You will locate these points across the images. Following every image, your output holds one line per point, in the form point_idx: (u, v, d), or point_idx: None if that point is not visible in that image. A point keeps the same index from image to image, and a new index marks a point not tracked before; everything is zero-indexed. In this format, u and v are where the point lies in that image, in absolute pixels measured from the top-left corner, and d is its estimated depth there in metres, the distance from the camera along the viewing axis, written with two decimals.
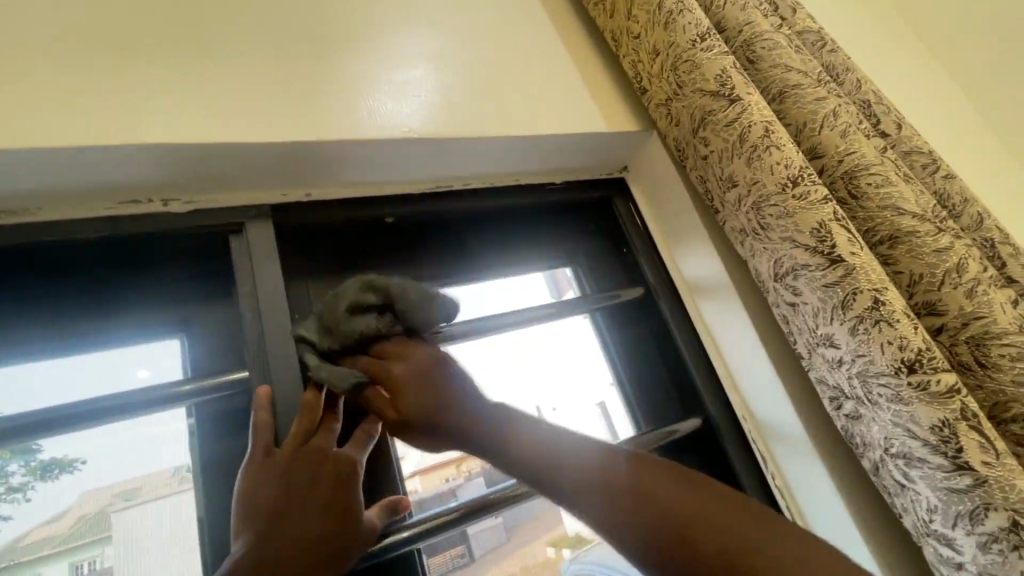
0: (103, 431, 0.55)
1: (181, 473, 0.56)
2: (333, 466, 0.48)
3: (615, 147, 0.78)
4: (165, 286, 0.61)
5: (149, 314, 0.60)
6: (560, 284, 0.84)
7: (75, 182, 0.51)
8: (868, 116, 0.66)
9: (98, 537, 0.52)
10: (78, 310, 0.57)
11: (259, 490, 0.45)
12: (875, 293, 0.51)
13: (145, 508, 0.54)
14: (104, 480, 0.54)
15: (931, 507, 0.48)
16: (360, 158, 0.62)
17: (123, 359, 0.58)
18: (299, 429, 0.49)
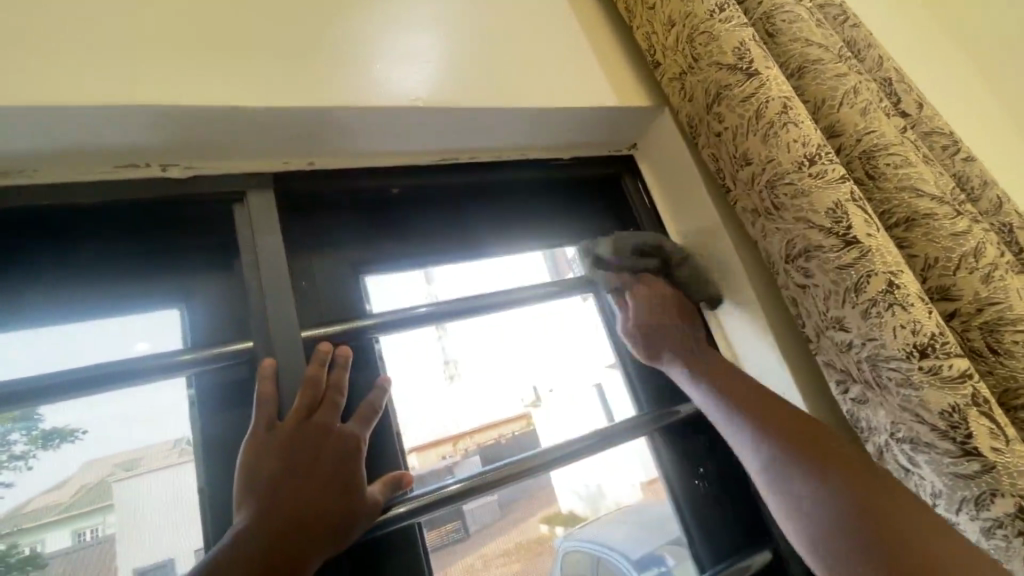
0: (103, 401, 0.54)
1: (181, 446, 0.55)
2: (337, 440, 0.49)
3: (626, 123, 0.76)
4: (164, 255, 0.60)
5: (149, 284, 0.59)
6: (561, 264, 0.81)
7: (73, 144, 0.50)
8: (889, 93, 0.64)
9: (99, 505, 0.52)
10: (75, 277, 0.56)
11: (264, 463, 0.45)
12: (890, 276, 0.50)
13: (144, 479, 0.54)
14: (106, 450, 0.54)
15: (936, 492, 0.49)
16: (365, 127, 0.60)
17: (122, 329, 0.57)
18: (304, 404, 0.49)
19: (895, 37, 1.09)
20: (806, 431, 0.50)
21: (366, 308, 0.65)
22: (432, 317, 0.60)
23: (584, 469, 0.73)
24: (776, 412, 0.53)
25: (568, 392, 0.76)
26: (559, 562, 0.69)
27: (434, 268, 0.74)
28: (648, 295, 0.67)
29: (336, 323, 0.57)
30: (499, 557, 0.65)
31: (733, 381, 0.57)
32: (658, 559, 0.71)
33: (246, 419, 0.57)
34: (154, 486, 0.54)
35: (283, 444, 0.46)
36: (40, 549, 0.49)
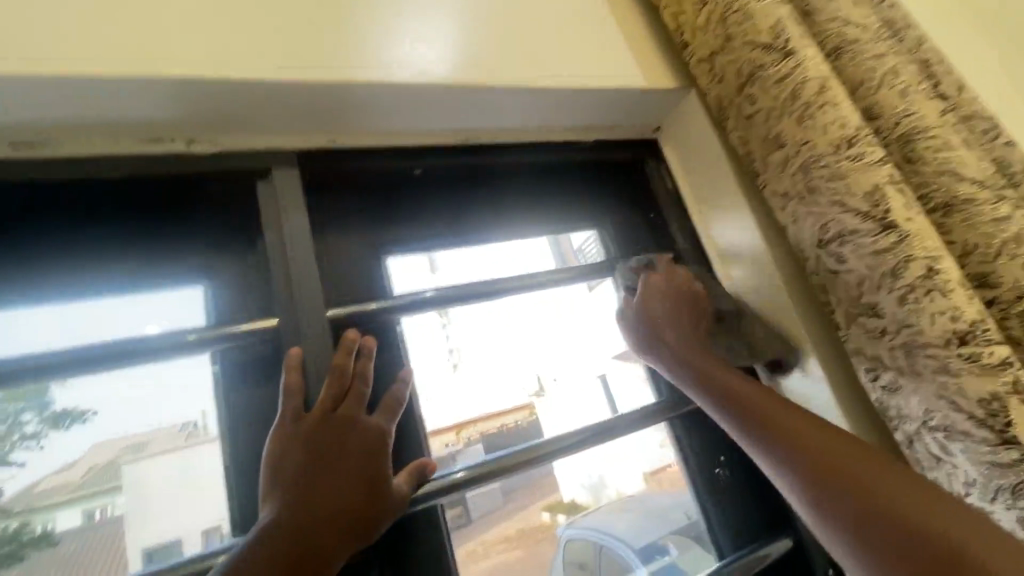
0: (114, 384, 0.55)
1: (188, 430, 0.56)
2: (361, 433, 0.48)
3: (651, 105, 0.74)
4: (183, 235, 0.59)
5: (165, 263, 0.58)
6: (565, 252, 0.80)
7: (98, 117, 0.49)
8: (928, 75, 0.62)
9: (107, 486, 0.53)
10: (92, 255, 0.55)
11: (290, 457, 0.45)
12: (929, 261, 0.49)
13: (152, 462, 0.55)
14: (115, 432, 0.54)
15: (969, 481, 0.48)
16: (390, 104, 0.60)
17: (134, 311, 0.57)
18: (328, 396, 0.48)
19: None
20: (822, 440, 0.45)
21: (388, 289, 0.65)
22: (442, 300, 0.59)
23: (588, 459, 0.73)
24: (791, 420, 0.47)
25: (571, 382, 0.75)
26: (559, 552, 0.69)
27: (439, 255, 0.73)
28: (660, 287, 0.63)
29: (361, 304, 0.56)
30: (516, 537, 0.67)
31: (729, 383, 0.52)
32: (662, 548, 0.71)
33: (269, 398, 0.56)
34: (167, 467, 0.55)
35: (309, 438, 0.46)
36: (50, 528, 0.50)
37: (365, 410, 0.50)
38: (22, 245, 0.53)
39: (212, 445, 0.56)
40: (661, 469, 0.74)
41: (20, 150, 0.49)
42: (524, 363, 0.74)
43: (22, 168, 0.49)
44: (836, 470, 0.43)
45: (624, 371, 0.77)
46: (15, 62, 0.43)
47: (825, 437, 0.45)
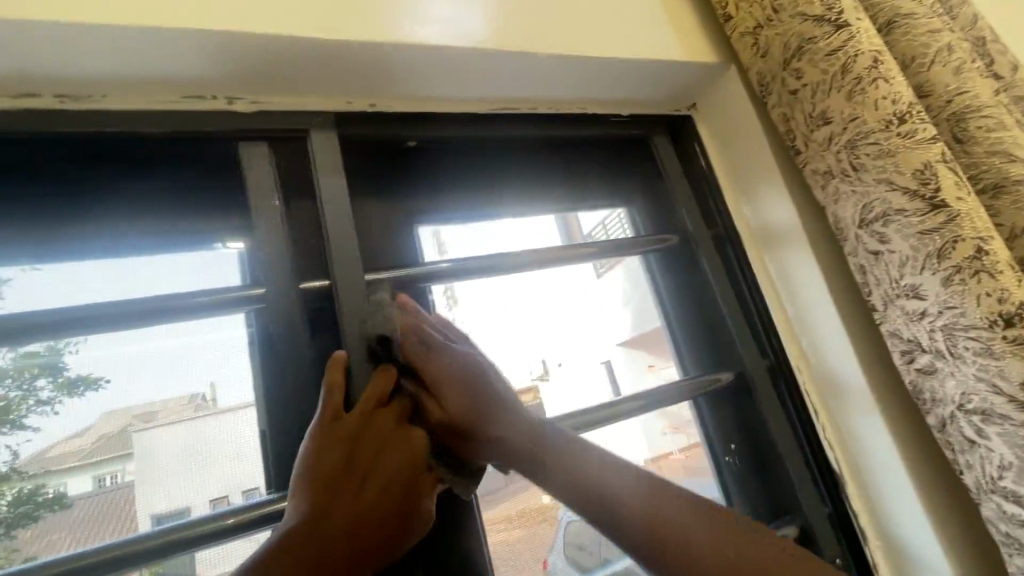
0: (128, 351, 0.53)
1: (197, 400, 0.55)
2: (400, 441, 0.47)
3: (691, 80, 0.73)
4: (210, 197, 0.59)
5: (185, 226, 0.57)
6: (572, 230, 0.79)
7: (146, 72, 0.49)
8: (982, 54, 0.61)
9: (119, 452, 0.52)
10: (117, 214, 0.55)
11: (326, 455, 0.44)
12: (978, 242, 0.48)
13: (166, 430, 0.53)
14: (127, 400, 0.53)
15: (1004, 464, 0.47)
16: (431, 68, 0.59)
17: (147, 275, 0.56)
18: (373, 397, 0.48)
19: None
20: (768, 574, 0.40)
21: (418, 256, 0.65)
22: (460, 271, 0.59)
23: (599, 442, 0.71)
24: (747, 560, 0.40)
25: (575, 366, 0.73)
26: (560, 533, 0.68)
27: (445, 230, 0.70)
28: (429, 363, 0.49)
29: (401, 269, 0.57)
30: (533, 510, 0.66)
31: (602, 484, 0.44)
32: None
33: None
34: (179, 434, 0.54)
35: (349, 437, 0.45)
36: (63, 491, 0.49)
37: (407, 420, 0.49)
38: (58, 201, 0.53)
39: (228, 413, 0.55)
40: (662, 457, 0.73)
41: (65, 101, 0.49)
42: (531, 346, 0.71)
43: (71, 119, 0.49)
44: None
45: (626, 357, 0.77)
46: (73, 9, 0.43)
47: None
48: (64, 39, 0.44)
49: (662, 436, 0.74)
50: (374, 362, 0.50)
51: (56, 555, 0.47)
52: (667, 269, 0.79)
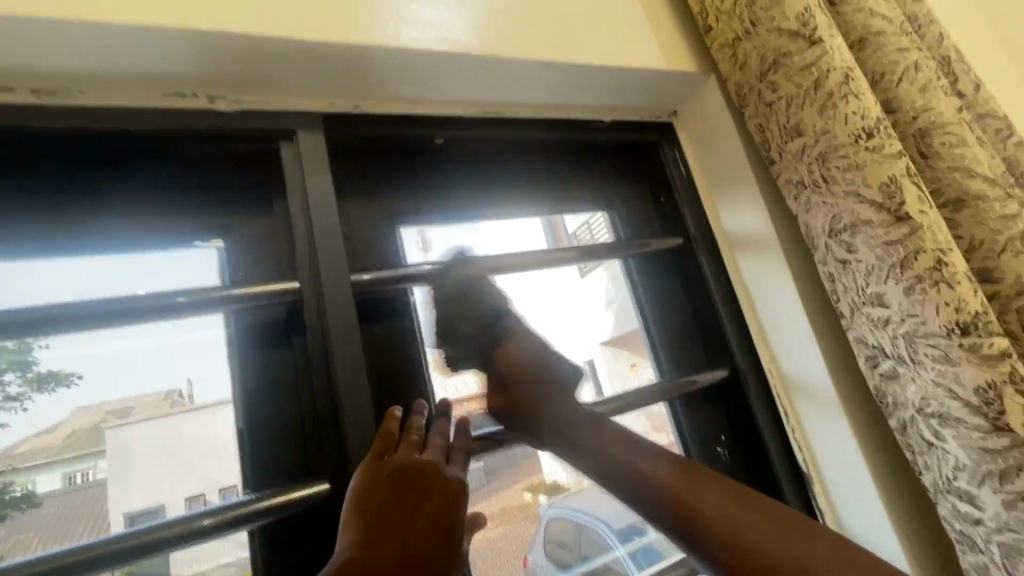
0: (101, 348, 0.53)
1: (172, 397, 0.55)
2: (443, 492, 0.46)
3: (672, 89, 0.75)
4: (186, 195, 0.58)
5: (164, 224, 0.56)
6: (557, 232, 0.80)
7: (126, 68, 0.49)
8: (948, 72, 0.64)
9: (91, 450, 0.51)
10: (90, 210, 0.54)
11: (375, 490, 0.43)
12: (939, 254, 0.50)
13: (139, 428, 0.53)
14: (100, 397, 0.52)
15: (958, 465, 0.50)
16: (415, 71, 0.59)
17: (121, 273, 0.55)
18: (412, 444, 0.48)
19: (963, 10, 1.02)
20: (753, 526, 0.46)
21: (402, 257, 0.66)
22: (446, 275, 0.59)
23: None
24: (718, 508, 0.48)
25: None
26: (542, 529, 0.69)
27: (429, 231, 0.71)
28: (506, 344, 0.59)
29: (387, 270, 0.57)
30: (513, 509, 0.67)
31: (628, 456, 0.52)
32: (640, 529, 0.73)
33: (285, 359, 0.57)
34: (153, 432, 0.54)
35: (389, 479, 0.44)
36: (31, 490, 0.49)
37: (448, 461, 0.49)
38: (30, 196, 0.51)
39: (203, 411, 0.55)
40: None
41: (41, 95, 0.48)
42: None
43: (48, 114, 0.48)
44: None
45: (608, 358, 0.79)
46: (52, 4, 0.42)
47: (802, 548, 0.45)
48: (42, 34, 0.43)
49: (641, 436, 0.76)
50: (357, 360, 0.50)
51: (22, 556, 0.47)
52: (649, 272, 0.81)
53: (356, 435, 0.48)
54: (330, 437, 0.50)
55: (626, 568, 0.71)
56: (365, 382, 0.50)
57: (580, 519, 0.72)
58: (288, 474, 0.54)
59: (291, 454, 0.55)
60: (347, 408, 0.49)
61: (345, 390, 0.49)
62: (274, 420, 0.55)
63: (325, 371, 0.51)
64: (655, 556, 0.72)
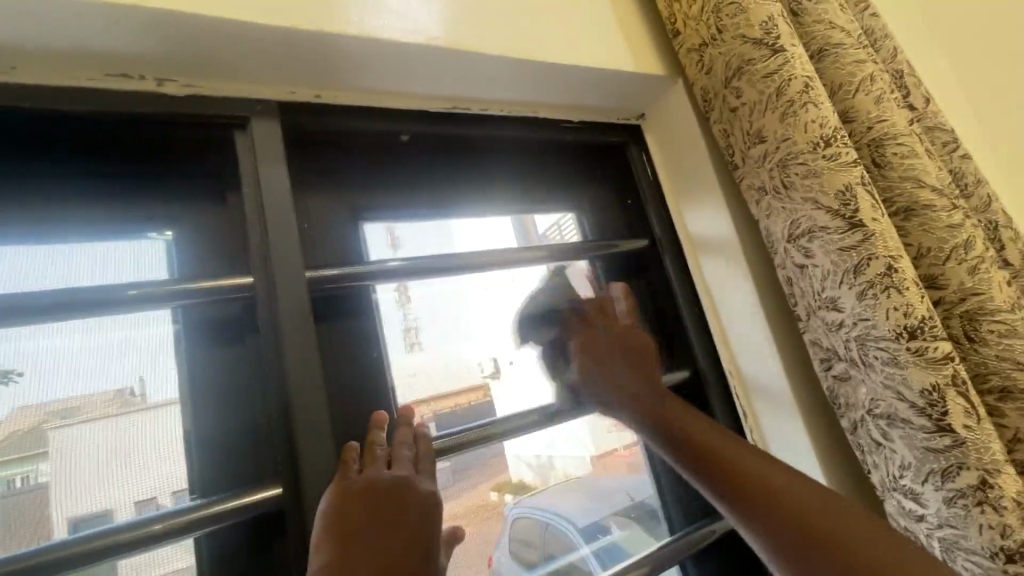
0: (43, 343, 0.49)
1: (125, 397, 0.51)
2: (419, 502, 0.45)
3: (639, 92, 0.75)
4: (129, 182, 0.54)
5: (107, 211, 0.53)
6: (527, 231, 0.79)
7: (59, 44, 0.45)
8: (900, 85, 0.66)
9: (32, 452, 0.47)
10: (17, 195, 0.49)
11: (349, 503, 0.42)
12: (889, 261, 0.52)
13: (87, 429, 0.49)
14: (45, 395, 0.48)
15: (904, 464, 0.52)
16: (380, 61, 0.57)
17: (59, 262, 0.50)
18: (379, 461, 0.47)
19: (908, 34, 1.08)
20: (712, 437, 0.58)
21: (365, 253, 0.64)
22: (410, 271, 0.58)
23: (533, 438, 0.71)
24: (707, 440, 0.58)
25: (527, 368, 0.71)
26: (507, 529, 0.68)
27: (398, 226, 0.69)
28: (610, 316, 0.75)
29: (348, 266, 0.55)
30: (479, 511, 0.66)
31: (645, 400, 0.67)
32: (604, 528, 0.74)
33: (238, 357, 0.54)
34: (102, 433, 0.50)
35: (366, 492, 0.43)
36: None
37: (422, 480, 0.47)
38: None
39: (156, 411, 0.51)
40: (606, 453, 0.76)
41: None
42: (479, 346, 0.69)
43: None
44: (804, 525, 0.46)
45: None
46: None
47: (789, 483, 0.50)
48: None
49: (606, 433, 0.77)
50: (312, 360, 0.48)
51: None
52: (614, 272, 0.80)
53: (308, 439, 0.46)
54: (281, 440, 0.48)
55: (590, 566, 0.70)
56: (319, 383, 0.48)
57: (546, 519, 0.71)
58: (240, 478, 0.51)
59: (244, 458, 0.52)
60: (297, 410, 0.47)
61: (296, 392, 0.47)
62: (224, 421, 0.52)
63: (277, 371, 0.48)
64: (618, 555, 0.72)
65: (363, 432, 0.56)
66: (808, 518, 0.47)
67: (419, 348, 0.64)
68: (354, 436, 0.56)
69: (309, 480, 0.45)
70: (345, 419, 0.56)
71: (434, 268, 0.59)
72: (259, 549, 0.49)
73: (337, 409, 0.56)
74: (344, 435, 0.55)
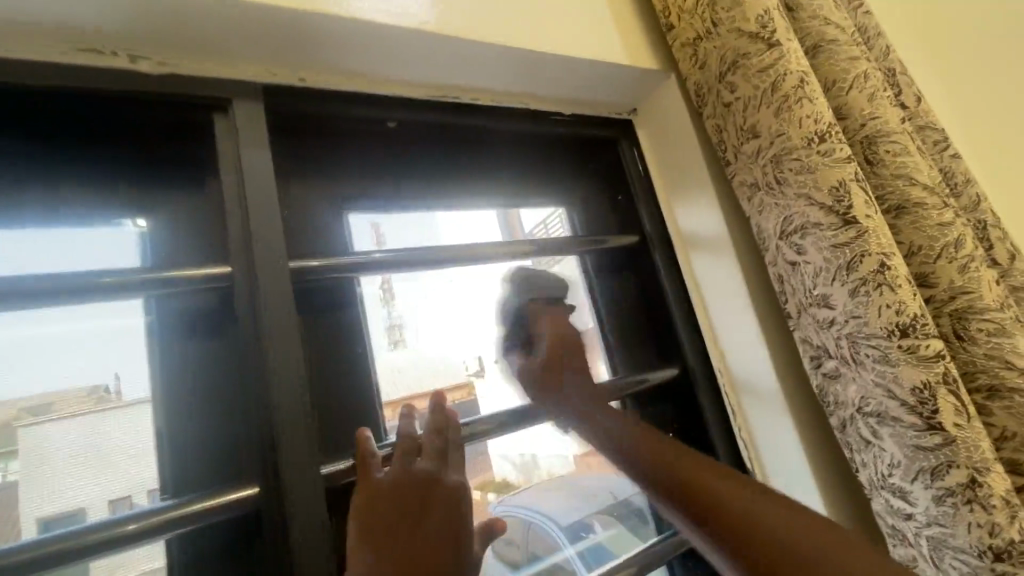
0: (10, 335, 0.46)
1: (98, 393, 0.48)
2: (446, 496, 0.52)
3: (632, 85, 0.74)
4: (98, 164, 0.51)
5: (76, 195, 0.50)
6: (513, 225, 0.77)
7: (22, 12, 0.42)
8: (892, 84, 0.66)
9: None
10: None
11: (384, 508, 0.46)
12: (882, 258, 0.52)
13: (59, 426, 0.47)
14: (10, 391, 0.46)
15: (893, 463, 0.51)
16: (369, 44, 0.55)
17: (26, 249, 0.48)
18: (404, 456, 0.50)
19: (898, 36, 1.09)
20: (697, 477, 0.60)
21: (350, 243, 0.62)
22: (395, 263, 0.56)
23: (516, 437, 0.68)
24: (687, 473, 0.62)
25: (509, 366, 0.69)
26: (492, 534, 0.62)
27: (382, 220, 0.67)
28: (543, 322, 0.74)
29: (331, 257, 0.53)
30: None
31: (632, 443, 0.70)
32: (586, 526, 0.72)
33: (215, 349, 0.52)
34: (76, 430, 0.47)
35: (399, 488, 0.48)
36: None
37: (447, 472, 0.52)
38: None
39: (128, 411, 0.49)
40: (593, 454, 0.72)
41: None
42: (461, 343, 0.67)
43: None
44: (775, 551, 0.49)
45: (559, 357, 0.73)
46: None
47: (784, 518, 0.51)
48: None
49: None
50: (293, 353, 0.46)
51: None
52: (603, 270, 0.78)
53: (289, 435, 0.44)
54: (259, 436, 0.45)
55: (573, 567, 0.68)
56: (300, 379, 0.46)
57: (528, 517, 0.67)
58: (214, 478, 0.49)
59: (220, 456, 0.50)
60: (278, 405, 0.44)
61: (277, 387, 0.45)
62: (198, 418, 0.50)
63: (256, 365, 0.46)
64: (603, 556, 0.70)
65: (345, 429, 0.54)
66: (800, 549, 0.48)
67: (402, 345, 0.62)
68: (336, 432, 0.54)
69: (289, 478, 0.43)
70: (326, 415, 0.54)
71: (419, 261, 0.57)
72: (234, 551, 0.47)
73: (319, 404, 0.54)
74: (326, 431, 0.53)
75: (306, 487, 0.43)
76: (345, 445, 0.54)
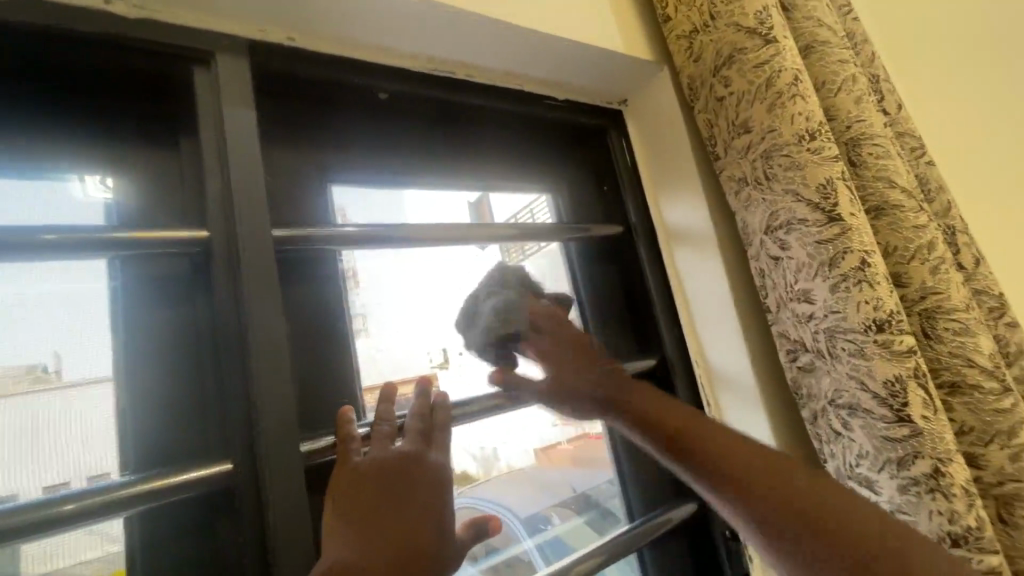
0: None
1: (37, 372, 0.43)
2: (430, 476, 0.48)
3: (627, 74, 0.75)
4: (52, 114, 0.46)
5: (22, 146, 0.45)
6: (481, 210, 0.74)
7: None
8: (876, 90, 0.69)
9: None
10: None
11: (358, 490, 0.43)
12: (863, 255, 0.53)
13: None
14: None
15: (862, 453, 0.54)
16: (367, 7, 0.53)
17: None
18: (384, 437, 0.47)
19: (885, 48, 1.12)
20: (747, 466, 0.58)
21: (332, 216, 0.59)
22: (371, 240, 0.53)
23: (475, 428, 0.66)
24: (705, 440, 0.62)
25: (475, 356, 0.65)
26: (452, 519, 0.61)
27: (345, 205, 0.62)
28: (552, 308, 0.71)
29: (297, 227, 0.49)
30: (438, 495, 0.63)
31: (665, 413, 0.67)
32: (546, 519, 0.70)
33: (178, 322, 0.48)
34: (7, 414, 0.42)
35: (377, 471, 0.45)
36: None
37: (433, 451, 0.50)
38: None
39: (74, 388, 0.44)
40: (549, 447, 0.73)
41: None
42: (424, 332, 0.63)
43: None
44: (807, 517, 0.52)
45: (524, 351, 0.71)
46: None
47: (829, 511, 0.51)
48: None
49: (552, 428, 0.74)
50: (277, 323, 0.44)
51: None
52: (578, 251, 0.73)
53: (268, 407, 0.42)
54: (235, 409, 0.43)
55: (534, 563, 0.66)
56: (281, 349, 0.44)
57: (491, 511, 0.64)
58: (182, 454, 0.46)
59: (189, 430, 0.47)
60: (258, 377, 0.42)
61: (259, 358, 0.43)
62: (162, 390, 0.47)
63: (234, 335, 0.44)
64: (560, 549, 0.69)
65: (322, 407, 0.52)
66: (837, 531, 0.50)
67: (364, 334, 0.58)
68: (311, 411, 0.52)
69: (267, 455, 0.41)
70: (303, 393, 0.51)
71: (393, 239, 0.55)
72: (195, 535, 0.44)
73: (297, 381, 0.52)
74: (302, 410, 0.51)
75: (280, 467, 0.41)
76: (323, 423, 0.52)
